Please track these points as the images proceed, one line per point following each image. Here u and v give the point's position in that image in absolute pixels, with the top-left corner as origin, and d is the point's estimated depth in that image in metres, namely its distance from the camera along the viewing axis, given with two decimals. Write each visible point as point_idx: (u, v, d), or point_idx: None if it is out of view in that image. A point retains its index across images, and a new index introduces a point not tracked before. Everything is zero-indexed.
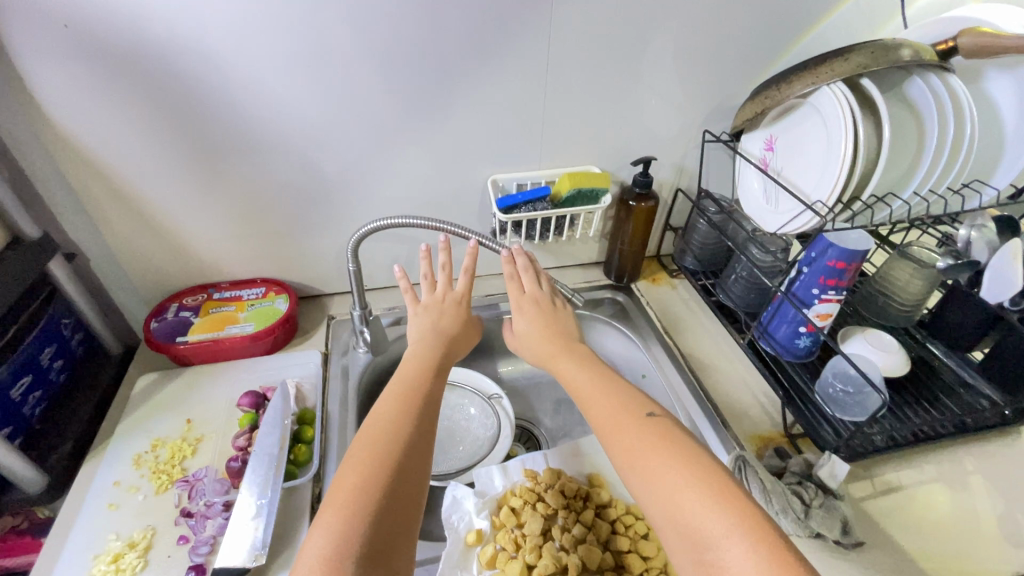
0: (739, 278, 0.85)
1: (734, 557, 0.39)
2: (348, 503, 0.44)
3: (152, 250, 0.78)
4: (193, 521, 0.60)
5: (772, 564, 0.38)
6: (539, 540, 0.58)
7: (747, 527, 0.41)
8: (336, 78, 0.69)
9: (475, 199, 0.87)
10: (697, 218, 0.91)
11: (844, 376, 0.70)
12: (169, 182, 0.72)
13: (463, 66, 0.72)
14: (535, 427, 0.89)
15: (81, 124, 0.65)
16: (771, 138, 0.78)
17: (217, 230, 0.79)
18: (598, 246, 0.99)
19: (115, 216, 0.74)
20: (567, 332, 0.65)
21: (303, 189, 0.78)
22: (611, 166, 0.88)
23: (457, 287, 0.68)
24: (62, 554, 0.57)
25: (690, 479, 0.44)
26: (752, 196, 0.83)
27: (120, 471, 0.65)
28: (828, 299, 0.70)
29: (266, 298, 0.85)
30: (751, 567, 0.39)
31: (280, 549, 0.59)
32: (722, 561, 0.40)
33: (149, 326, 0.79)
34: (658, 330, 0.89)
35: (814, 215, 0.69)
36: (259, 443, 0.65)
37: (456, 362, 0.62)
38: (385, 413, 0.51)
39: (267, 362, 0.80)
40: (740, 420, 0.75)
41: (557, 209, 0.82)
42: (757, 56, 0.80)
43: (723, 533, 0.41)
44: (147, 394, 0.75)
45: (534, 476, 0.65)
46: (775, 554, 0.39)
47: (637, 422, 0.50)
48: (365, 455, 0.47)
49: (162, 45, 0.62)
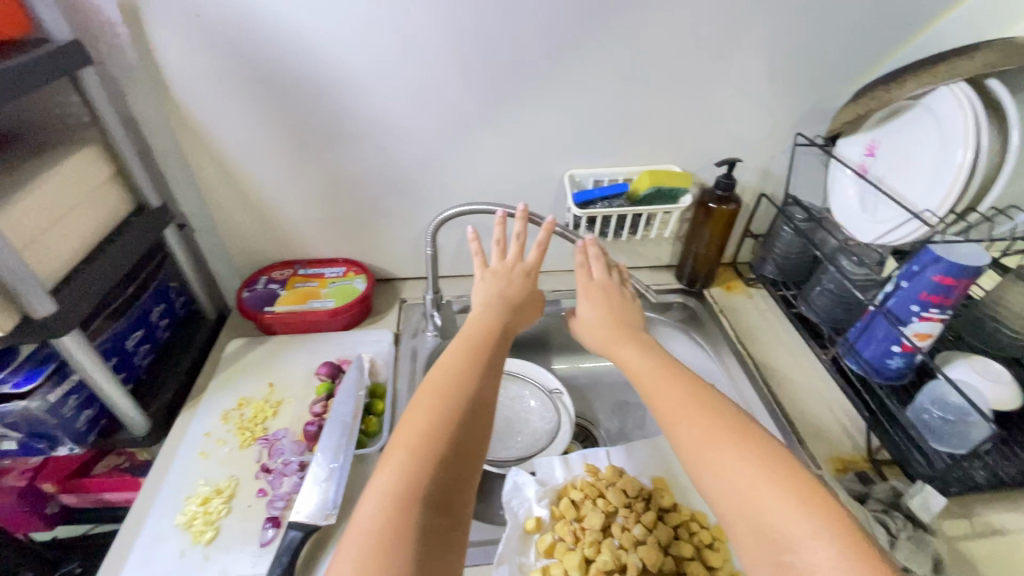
0: (825, 291, 0.79)
1: (820, 559, 0.37)
2: (419, 446, 0.44)
3: (246, 225, 0.84)
4: (271, 476, 0.64)
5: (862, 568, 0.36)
6: (598, 536, 0.58)
7: (835, 531, 0.38)
8: (427, 66, 0.71)
9: (550, 193, 0.87)
10: (781, 224, 0.87)
11: (943, 403, 0.64)
12: (265, 158, 0.77)
13: (551, 60, 0.72)
14: (594, 428, 0.87)
15: (196, 103, 0.71)
16: (872, 143, 0.74)
17: (303, 208, 0.84)
18: (671, 249, 0.96)
19: (219, 192, 0.80)
20: (631, 322, 0.64)
21: (385, 175, 0.81)
22: (692, 168, 0.85)
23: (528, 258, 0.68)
24: (160, 491, 0.63)
25: (768, 474, 0.42)
26: (846, 203, 0.77)
27: (210, 424, 0.71)
28: (929, 317, 0.64)
29: (345, 277, 0.89)
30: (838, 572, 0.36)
31: (346, 514, 0.61)
32: (805, 562, 0.37)
33: (242, 295, 0.85)
34: (731, 338, 0.86)
35: (921, 225, 0.63)
36: (335, 410, 0.68)
37: (520, 331, 0.63)
38: (450, 366, 0.52)
39: (342, 337, 0.84)
40: (818, 439, 0.71)
41: (634, 207, 0.80)
42: (860, 58, 0.75)
43: (807, 535, 0.38)
44: (236, 356, 0.81)
45: (595, 472, 0.64)
46: (867, 560, 0.36)
47: (708, 414, 0.48)
48: (433, 404, 0.47)
49: (272, 30, 0.66)
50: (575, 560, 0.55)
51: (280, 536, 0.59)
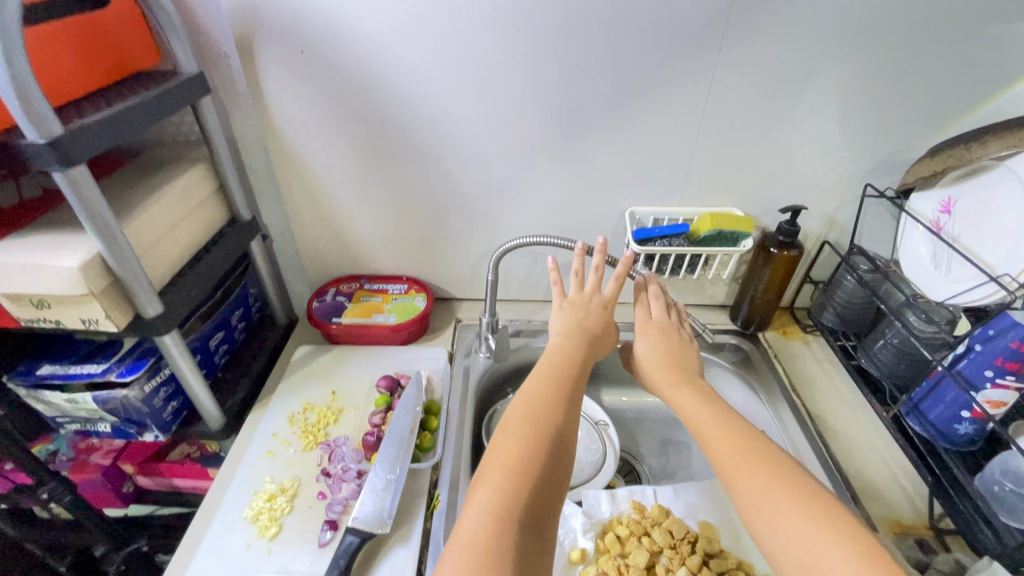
0: (888, 345, 0.77)
1: None
2: (512, 469, 0.47)
3: (322, 239, 0.91)
4: (331, 480, 0.68)
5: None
6: (642, 573, 0.59)
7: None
8: (503, 104, 0.76)
9: (610, 227, 0.89)
10: (844, 274, 0.85)
11: (1016, 476, 0.61)
12: (349, 180, 0.84)
13: (622, 103, 0.75)
14: (637, 463, 0.87)
15: (295, 129, 0.78)
16: (949, 200, 0.72)
17: (377, 227, 0.89)
18: (727, 289, 0.96)
19: (302, 207, 0.87)
20: (688, 364, 0.65)
21: (453, 202, 0.86)
22: (754, 211, 0.86)
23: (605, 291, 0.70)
24: (232, 484, 0.68)
25: (830, 534, 0.42)
26: (917, 260, 0.75)
27: (277, 425, 0.76)
28: (1003, 385, 0.62)
29: (407, 294, 0.94)
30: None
31: (399, 525, 0.64)
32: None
33: (312, 305, 0.91)
34: (785, 385, 0.84)
35: (999, 290, 0.63)
36: (394, 423, 0.72)
37: (598, 360, 0.64)
38: (538, 393, 0.55)
39: (400, 353, 0.88)
40: (875, 498, 0.69)
41: (693, 247, 0.81)
42: (936, 114, 0.75)
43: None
44: (303, 362, 0.86)
45: (641, 509, 0.65)
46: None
47: (767, 464, 0.48)
48: (525, 428, 0.51)
49: (368, 67, 0.72)
50: None
51: (337, 538, 0.62)
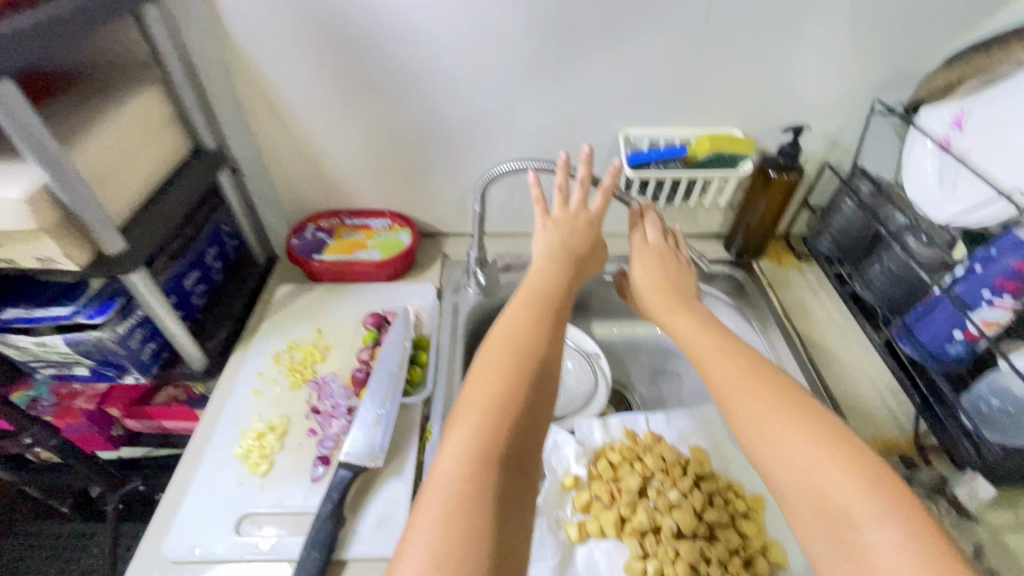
0: (885, 270, 0.75)
1: (887, 540, 0.36)
2: (497, 403, 0.44)
3: (297, 171, 0.85)
4: (320, 417, 0.67)
5: (928, 554, 0.35)
6: (635, 496, 0.60)
7: (903, 515, 0.37)
8: (485, 14, 0.68)
9: (603, 153, 0.84)
10: (844, 198, 0.81)
11: (1004, 393, 0.60)
12: (319, 104, 0.77)
13: (616, 12, 0.68)
14: (628, 393, 0.88)
15: (253, 43, 0.70)
16: (961, 114, 0.68)
17: (353, 156, 0.83)
18: (722, 218, 0.93)
19: (271, 135, 0.80)
20: (685, 287, 0.63)
21: (433, 128, 0.80)
22: (754, 133, 0.81)
23: (592, 207, 0.67)
24: (219, 424, 0.67)
25: (833, 454, 0.41)
26: (921, 180, 0.71)
27: (262, 364, 0.74)
28: (1000, 305, 0.60)
29: (391, 230, 0.90)
30: (905, 555, 0.35)
31: (392, 459, 0.64)
32: (871, 543, 0.36)
33: (291, 242, 0.86)
34: (778, 313, 0.83)
35: (1012, 206, 0.61)
36: (382, 359, 0.70)
37: (584, 280, 0.63)
38: (520, 322, 0.51)
39: (386, 290, 0.85)
40: (863, 419, 0.70)
41: (690, 171, 0.77)
42: (955, 20, 0.69)
43: (873, 517, 0.37)
44: (286, 301, 0.83)
45: (634, 436, 0.66)
46: (933, 545, 0.36)
47: (767, 388, 0.46)
48: (506, 362, 0.47)
49: None
50: (612, 518, 0.57)
51: (330, 473, 0.62)
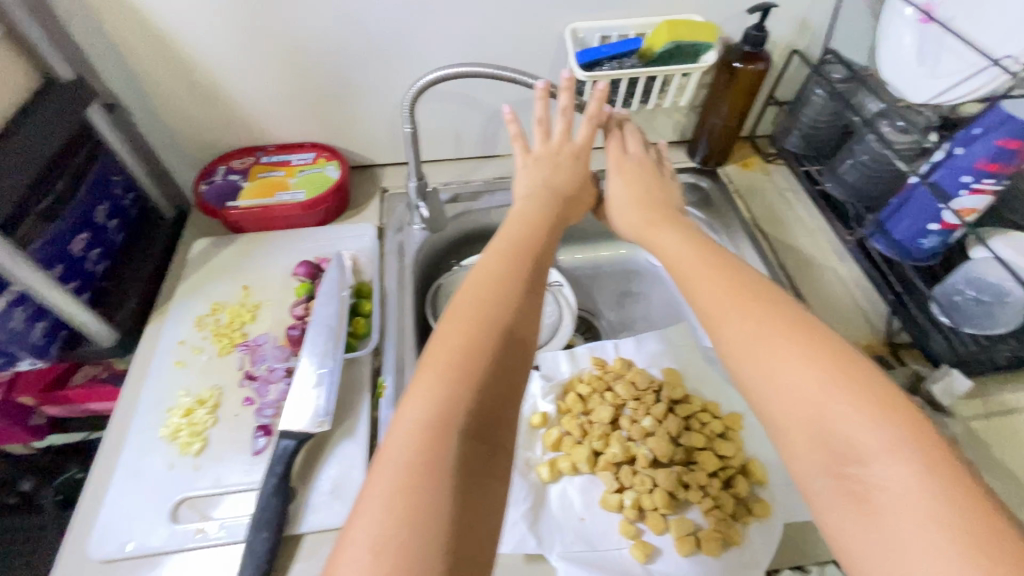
0: (857, 164, 0.70)
1: (899, 477, 0.30)
2: (453, 364, 0.37)
3: (194, 102, 0.71)
4: (256, 384, 0.60)
5: (945, 488, 0.29)
6: (607, 429, 0.56)
7: (916, 443, 0.31)
8: None
9: (549, 54, 0.73)
10: (814, 87, 0.75)
11: (977, 282, 0.60)
12: (213, 18, 0.63)
13: None
14: (596, 319, 0.83)
15: None
16: None
17: (267, 81, 0.70)
18: (684, 121, 0.84)
19: (155, 61, 0.66)
20: (669, 201, 0.56)
21: (354, 38, 0.68)
22: (717, 17, 0.71)
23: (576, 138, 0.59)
24: (139, 403, 0.59)
25: (836, 379, 0.34)
26: (897, 54, 0.64)
27: (183, 331, 0.65)
28: (980, 189, 0.57)
29: (316, 164, 0.78)
30: (917, 491, 0.30)
31: (341, 420, 0.58)
32: (877, 479, 0.31)
33: (199, 188, 0.74)
34: (747, 221, 0.78)
35: (1001, 75, 0.54)
36: (318, 312, 0.62)
37: (571, 224, 0.55)
38: (489, 271, 0.44)
39: (320, 233, 0.75)
40: (835, 322, 0.67)
41: (648, 67, 0.68)
42: None
43: (882, 449, 0.32)
44: (203, 258, 0.73)
45: (603, 365, 0.62)
46: (951, 476, 0.30)
47: (760, 306, 0.39)
48: (472, 312, 0.40)
49: None
50: (584, 455, 0.53)
51: (272, 444, 0.56)
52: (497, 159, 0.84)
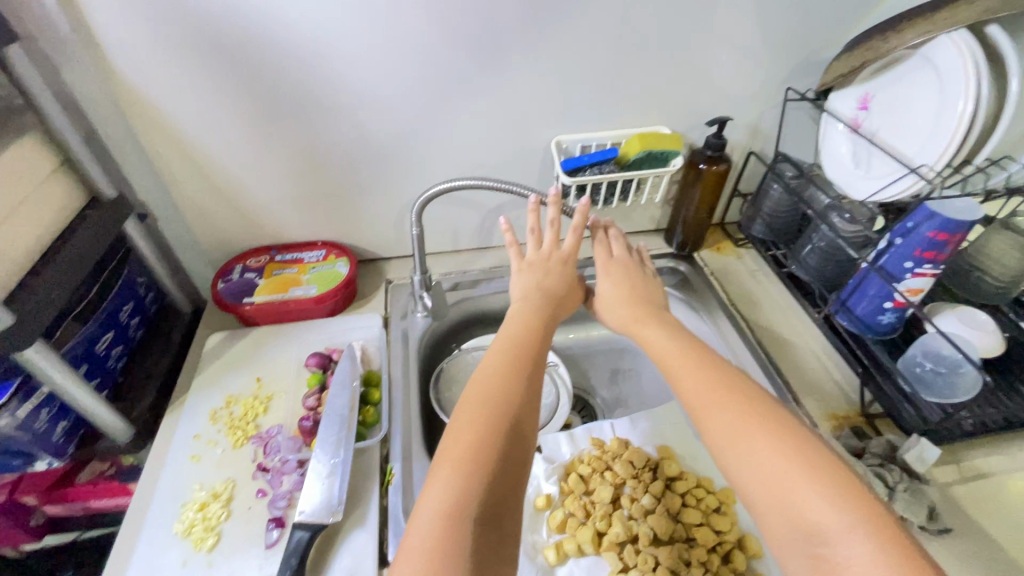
0: (816, 249, 0.79)
1: (860, 556, 0.35)
2: (465, 459, 0.42)
3: (218, 211, 0.79)
4: (269, 476, 0.62)
5: (901, 567, 0.33)
6: (609, 508, 0.58)
7: (874, 526, 0.36)
8: (399, 29, 0.65)
9: (537, 161, 0.83)
10: (770, 183, 0.85)
11: (935, 356, 0.66)
12: (236, 141, 0.72)
13: (532, 20, 0.67)
14: (591, 397, 0.87)
15: (146, 79, 0.64)
16: (866, 96, 0.73)
17: (280, 189, 0.78)
18: (660, 213, 0.94)
19: (182, 177, 0.74)
20: (654, 299, 0.63)
21: (359, 151, 0.76)
22: (681, 128, 0.82)
23: (564, 246, 0.66)
24: (154, 499, 0.61)
25: (801, 466, 0.40)
26: (838, 160, 0.76)
27: (198, 425, 0.68)
28: (922, 273, 0.65)
29: (326, 261, 0.84)
30: (876, 569, 0.34)
31: (352, 510, 0.59)
32: (842, 558, 0.35)
33: (217, 286, 0.80)
34: (724, 301, 0.85)
35: (919, 180, 0.63)
36: (330, 403, 0.66)
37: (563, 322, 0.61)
38: (494, 372, 0.50)
39: (329, 324, 0.80)
40: (814, 396, 0.72)
41: (624, 172, 0.78)
42: (852, 7, 0.72)
43: (845, 529, 0.36)
44: (217, 352, 0.77)
45: (601, 445, 0.65)
46: (905, 556, 0.34)
47: (737, 400, 0.46)
48: (479, 411, 0.46)
49: None
50: (588, 534, 0.56)
51: (285, 536, 0.57)
52: (492, 250, 0.92)
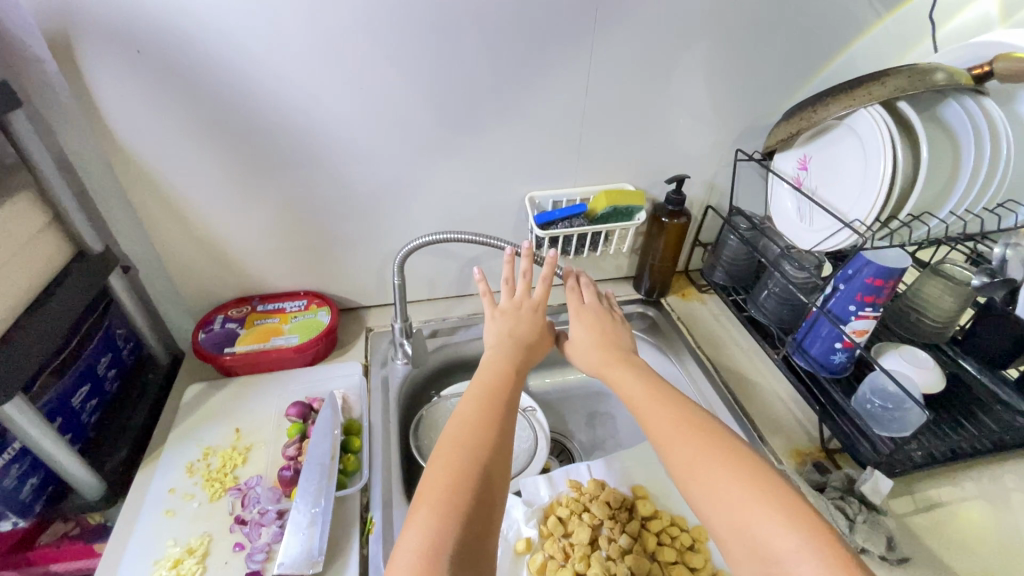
0: (772, 294, 0.85)
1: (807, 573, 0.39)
2: (442, 502, 0.45)
3: (201, 264, 0.81)
4: (247, 528, 0.61)
5: None
6: (587, 549, 0.60)
7: (818, 544, 0.41)
8: (383, 97, 0.71)
9: (513, 214, 0.88)
10: (728, 234, 0.92)
11: (882, 392, 0.70)
12: (225, 200, 0.75)
13: (506, 89, 0.74)
14: (568, 441, 0.89)
15: (143, 144, 0.68)
16: (804, 158, 0.81)
17: (265, 243, 0.81)
18: (629, 261, 1.00)
19: (169, 234, 0.76)
20: (622, 343, 0.67)
21: (343, 207, 0.80)
22: (645, 184, 0.90)
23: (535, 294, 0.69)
24: (125, 556, 0.59)
25: (754, 493, 0.45)
26: (786, 215, 0.85)
27: (174, 478, 0.67)
28: (865, 315, 0.71)
29: (308, 310, 0.86)
30: None
31: (332, 562, 0.59)
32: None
33: (198, 336, 0.81)
34: (691, 344, 0.90)
35: (853, 234, 0.72)
36: (311, 452, 0.66)
37: (533, 367, 0.64)
38: (468, 417, 0.53)
39: (310, 373, 0.82)
40: (778, 434, 0.76)
41: (593, 225, 0.84)
42: (788, 81, 0.82)
43: (793, 550, 0.41)
44: (195, 403, 0.76)
45: (578, 486, 0.66)
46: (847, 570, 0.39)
47: (696, 434, 0.50)
48: (455, 454, 0.49)
49: (214, 60, 0.64)
50: None
51: None
52: (470, 297, 0.95)
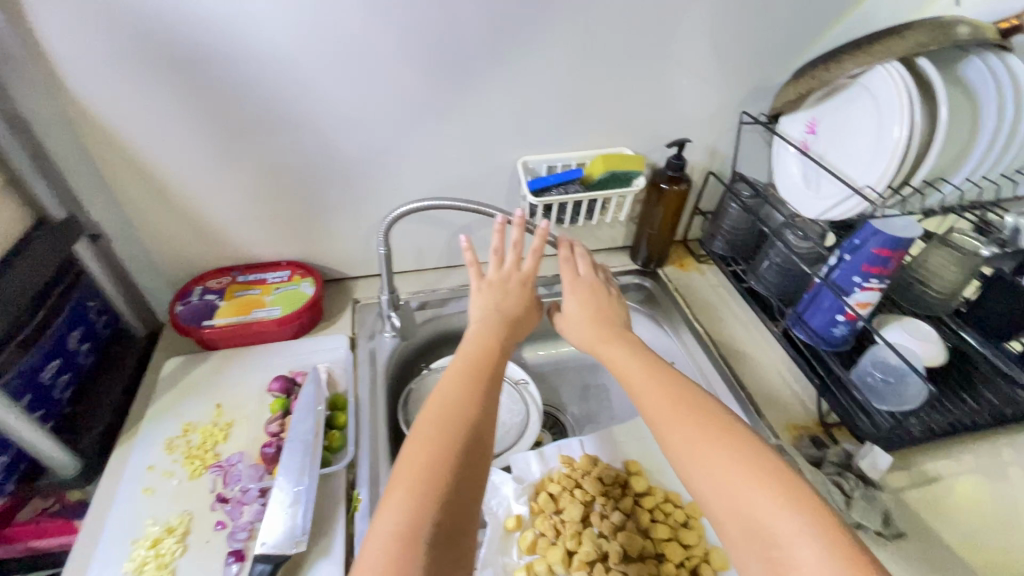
0: (772, 265, 0.82)
1: (808, 558, 0.37)
2: (420, 483, 0.43)
3: (173, 232, 0.76)
4: (229, 506, 0.60)
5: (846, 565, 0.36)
6: (578, 526, 0.59)
7: (819, 528, 0.39)
8: (363, 52, 0.66)
9: (504, 180, 0.84)
10: (729, 202, 0.88)
11: (883, 365, 0.69)
12: (194, 164, 0.70)
13: (496, 44, 0.69)
14: (561, 414, 0.88)
15: (101, 101, 0.63)
16: (813, 121, 0.78)
17: (239, 211, 0.77)
18: (626, 230, 0.96)
19: (135, 199, 0.72)
20: (617, 318, 0.64)
21: (322, 172, 0.76)
22: (643, 149, 0.85)
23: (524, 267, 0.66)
24: (103, 535, 0.58)
25: (752, 474, 0.42)
26: (791, 182, 0.82)
27: (152, 456, 0.65)
28: (869, 287, 0.68)
29: (291, 282, 0.83)
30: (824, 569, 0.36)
31: (316, 540, 0.58)
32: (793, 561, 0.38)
33: (175, 309, 0.77)
34: (688, 316, 0.88)
35: (863, 202, 0.69)
36: (295, 429, 0.64)
37: (520, 342, 0.62)
38: (450, 394, 0.50)
39: (294, 347, 0.79)
40: (774, 408, 0.74)
41: (589, 192, 0.80)
42: (798, 38, 0.77)
43: (792, 533, 0.39)
44: (174, 378, 0.74)
45: (570, 462, 0.65)
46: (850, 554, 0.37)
47: (690, 413, 0.48)
48: (435, 433, 0.46)
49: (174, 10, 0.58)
50: (558, 554, 0.56)
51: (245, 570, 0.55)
52: (461, 268, 0.92)
